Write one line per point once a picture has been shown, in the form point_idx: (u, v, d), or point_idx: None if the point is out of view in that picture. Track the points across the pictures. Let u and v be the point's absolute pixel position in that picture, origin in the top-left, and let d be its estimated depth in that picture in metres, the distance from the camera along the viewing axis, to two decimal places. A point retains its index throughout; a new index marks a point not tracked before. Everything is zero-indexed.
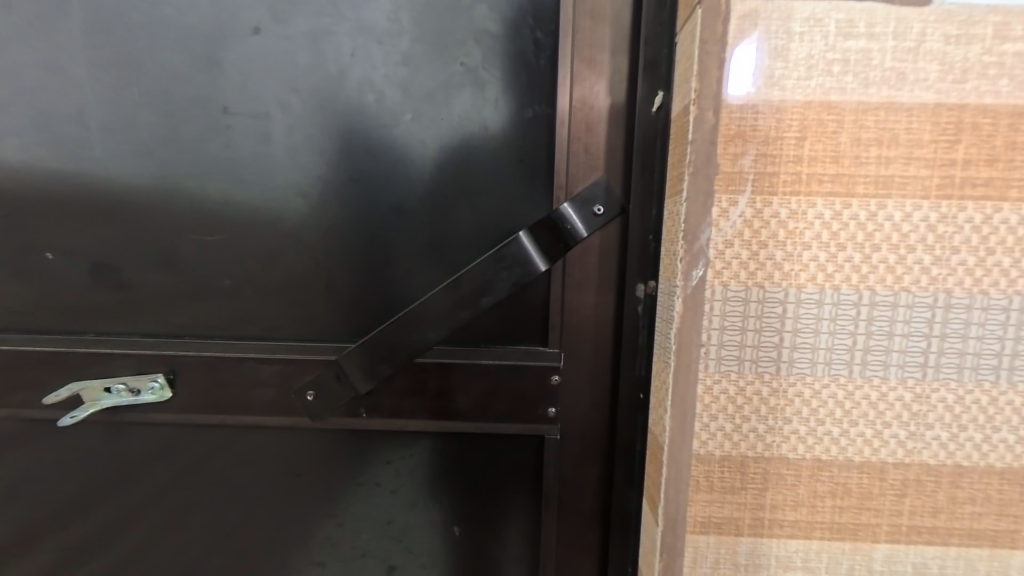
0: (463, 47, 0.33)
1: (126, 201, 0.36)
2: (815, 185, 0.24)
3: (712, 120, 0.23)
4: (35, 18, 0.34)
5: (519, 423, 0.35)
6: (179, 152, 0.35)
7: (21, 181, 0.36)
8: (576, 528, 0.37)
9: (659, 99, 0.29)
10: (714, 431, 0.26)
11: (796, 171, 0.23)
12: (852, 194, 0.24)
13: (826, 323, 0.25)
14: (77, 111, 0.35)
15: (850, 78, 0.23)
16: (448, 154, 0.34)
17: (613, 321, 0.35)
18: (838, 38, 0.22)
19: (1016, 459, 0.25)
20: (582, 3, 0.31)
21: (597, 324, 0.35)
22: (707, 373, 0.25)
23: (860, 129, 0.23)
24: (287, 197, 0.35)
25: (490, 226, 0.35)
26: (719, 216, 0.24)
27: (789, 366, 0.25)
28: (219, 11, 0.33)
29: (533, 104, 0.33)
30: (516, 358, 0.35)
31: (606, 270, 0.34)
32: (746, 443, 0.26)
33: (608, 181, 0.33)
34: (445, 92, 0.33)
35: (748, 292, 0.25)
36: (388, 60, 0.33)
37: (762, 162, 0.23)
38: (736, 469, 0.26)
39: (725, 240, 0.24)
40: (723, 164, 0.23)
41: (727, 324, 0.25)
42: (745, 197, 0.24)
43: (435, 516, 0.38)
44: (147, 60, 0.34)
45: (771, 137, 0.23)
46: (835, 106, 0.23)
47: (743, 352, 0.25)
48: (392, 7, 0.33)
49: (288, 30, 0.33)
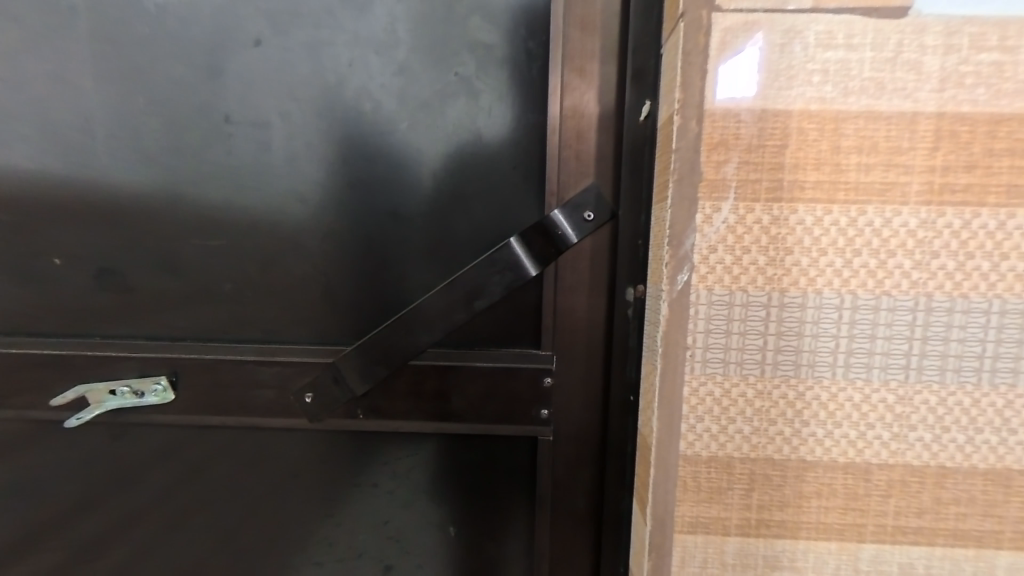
0: (457, 58, 0.34)
1: (129, 207, 0.37)
2: (797, 192, 0.24)
3: (695, 129, 0.24)
4: (44, 31, 0.35)
5: (513, 425, 0.36)
6: (182, 159, 0.36)
7: (28, 187, 0.37)
8: (569, 529, 0.37)
9: (647, 108, 0.30)
10: (701, 432, 0.26)
11: (778, 178, 0.24)
12: (833, 201, 0.24)
13: (810, 326, 0.25)
14: (82, 119, 0.36)
15: (830, 88, 0.23)
16: (443, 161, 0.35)
17: (605, 323, 0.35)
18: (817, 49, 0.23)
19: (999, 460, 0.26)
20: (572, 13, 0.32)
21: (589, 327, 0.35)
22: (693, 376, 0.26)
23: (840, 137, 0.24)
24: (287, 203, 0.36)
25: (485, 233, 0.35)
26: (703, 222, 0.25)
27: (774, 368, 0.26)
28: (220, 23, 0.34)
29: (526, 112, 0.34)
30: (509, 360, 0.36)
31: (597, 274, 0.35)
32: (732, 443, 0.26)
33: (598, 187, 0.34)
34: (439, 102, 0.34)
35: (732, 297, 0.25)
36: (383, 71, 0.34)
37: (744, 169, 0.24)
38: (722, 469, 0.27)
39: (709, 245, 0.25)
40: (707, 171, 0.24)
41: (712, 327, 0.25)
42: (729, 204, 0.24)
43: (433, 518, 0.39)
44: (151, 70, 0.35)
45: (752, 145, 0.24)
46: (815, 115, 0.24)
47: (728, 355, 0.26)
48: (389, 19, 0.34)
49: (287, 42, 0.34)
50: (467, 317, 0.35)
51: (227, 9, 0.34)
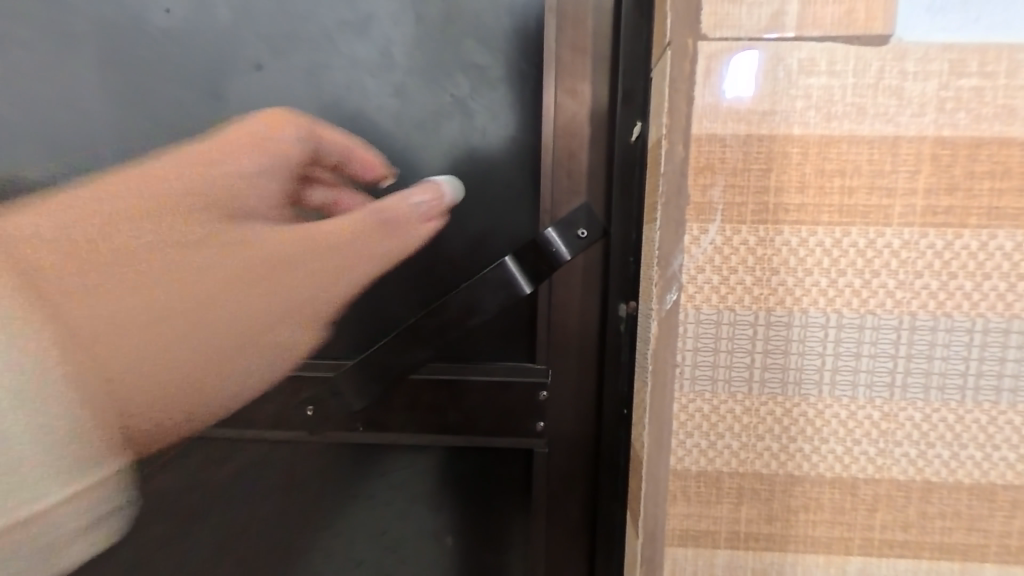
0: (452, 79, 0.34)
1: (131, 226, 0.37)
2: (782, 215, 0.25)
3: (682, 153, 0.25)
4: (51, 55, 0.36)
5: (508, 437, 0.37)
6: (183, 179, 0.36)
7: (28, 208, 0.37)
8: (563, 538, 0.38)
9: (637, 130, 0.31)
10: (690, 448, 0.27)
11: (762, 201, 0.25)
12: (816, 223, 0.25)
13: (796, 344, 0.26)
14: (86, 141, 0.36)
15: (812, 113, 0.24)
16: (439, 181, 0.36)
17: (598, 336, 0.36)
18: (800, 76, 0.24)
19: (983, 475, 0.26)
20: (564, 35, 0.33)
21: (582, 339, 0.36)
22: (682, 393, 0.27)
23: (823, 161, 0.24)
24: (285, 222, 0.37)
25: (483, 249, 0.36)
26: (690, 242, 0.25)
27: (761, 386, 0.26)
28: (222, 47, 0.35)
29: (519, 132, 0.35)
30: (504, 374, 0.36)
31: (590, 288, 0.35)
32: (721, 459, 0.27)
33: (590, 205, 0.34)
34: (435, 121, 0.35)
35: (720, 315, 0.26)
36: (383, 90, 0.35)
37: (729, 193, 0.25)
38: (712, 484, 0.27)
39: (696, 265, 0.25)
40: (693, 195, 0.25)
41: (700, 346, 0.26)
42: (715, 226, 0.25)
43: (430, 526, 0.39)
44: (154, 93, 0.36)
45: (737, 169, 0.24)
46: (798, 139, 0.24)
47: (717, 372, 0.26)
48: (385, 42, 0.34)
49: (287, 65, 0.35)
50: (461, 334, 0.36)
51: (231, 31, 0.35)
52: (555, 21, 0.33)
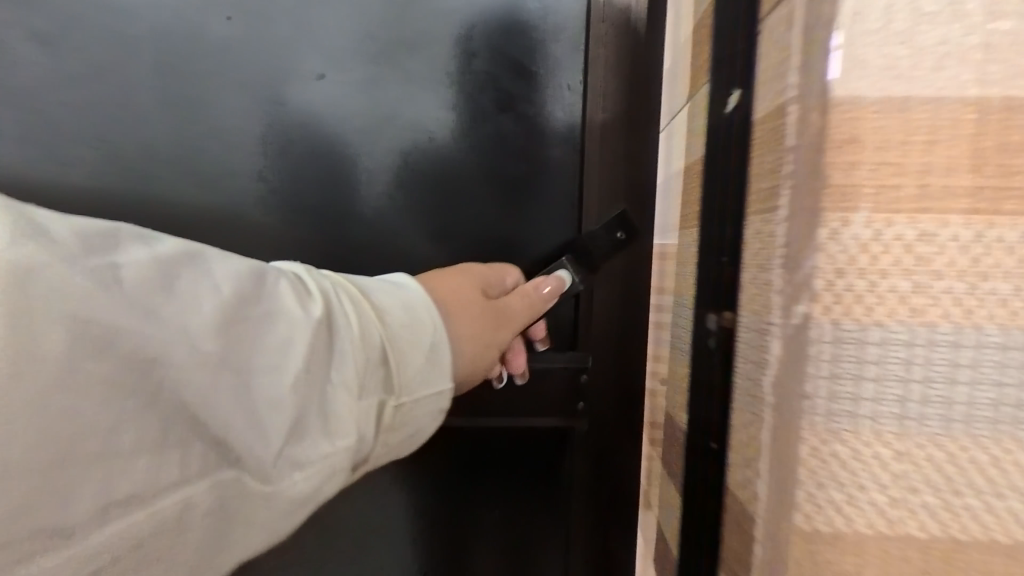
0: (500, 92, 0.38)
1: (189, 225, 0.39)
2: (950, 201, 0.19)
3: (812, 127, 0.20)
4: (108, 63, 0.37)
5: (548, 417, 0.41)
6: (240, 181, 0.39)
7: (85, 204, 0.39)
8: (590, 523, 0.41)
9: (737, 101, 0.26)
10: (820, 499, 0.21)
11: (922, 184, 0.19)
12: (997, 211, 0.19)
13: (967, 369, 0.20)
14: (147, 142, 0.38)
15: (992, 68, 0.18)
16: (481, 184, 0.39)
17: (625, 327, 0.40)
18: (975, 20, 0.18)
19: None
20: (611, 62, 0.38)
21: (614, 328, 0.40)
22: (812, 429, 0.21)
23: (1005, 131, 0.19)
24: (339, 221, 0.39)
25: (528, 246, 0.40)
26: (824, 237, 0.20)
27: (918, 423, 0.20)
28: (283, 59, 0.38)
29: (559, 144, 0.39)
30: (547, 360, 0.41)
31: (624, 283, 0.40)
32: (860, 517, 0.21)
33: (628, 209, 0.39)
34: (481, 131, 0.39)
35: (863, 331, 0.20)
36: (434, 102, 0.38)
37: (877, 173, 0.19)
38: (848, 550, 0.21)
39: (833, 265, 0.20)
40: (830, 177, 0.20)
41: (835, 369, 0.21)
42: (858, 216, 0.20)
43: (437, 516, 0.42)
44: (214, 99, 0.38)
45: (885, 143, 0.19)
46: (971, 104, 0.19)
47: (857, 405, 0.20)
48: (435, 58, 0.38)
49: (344, 75, 0.38)
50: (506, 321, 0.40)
51: (287, 44, 0.38)
52: (607, 51, 0.38)
